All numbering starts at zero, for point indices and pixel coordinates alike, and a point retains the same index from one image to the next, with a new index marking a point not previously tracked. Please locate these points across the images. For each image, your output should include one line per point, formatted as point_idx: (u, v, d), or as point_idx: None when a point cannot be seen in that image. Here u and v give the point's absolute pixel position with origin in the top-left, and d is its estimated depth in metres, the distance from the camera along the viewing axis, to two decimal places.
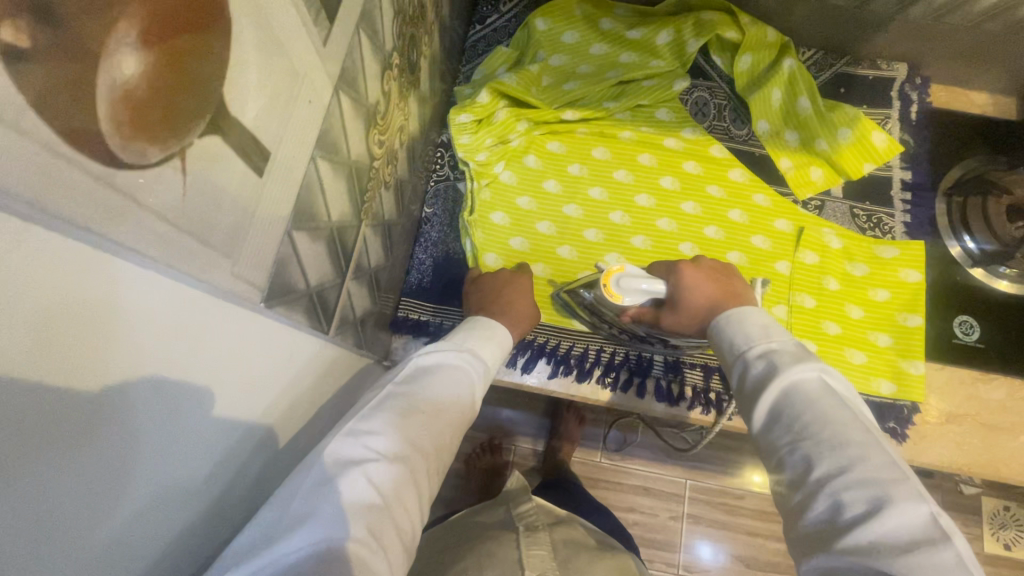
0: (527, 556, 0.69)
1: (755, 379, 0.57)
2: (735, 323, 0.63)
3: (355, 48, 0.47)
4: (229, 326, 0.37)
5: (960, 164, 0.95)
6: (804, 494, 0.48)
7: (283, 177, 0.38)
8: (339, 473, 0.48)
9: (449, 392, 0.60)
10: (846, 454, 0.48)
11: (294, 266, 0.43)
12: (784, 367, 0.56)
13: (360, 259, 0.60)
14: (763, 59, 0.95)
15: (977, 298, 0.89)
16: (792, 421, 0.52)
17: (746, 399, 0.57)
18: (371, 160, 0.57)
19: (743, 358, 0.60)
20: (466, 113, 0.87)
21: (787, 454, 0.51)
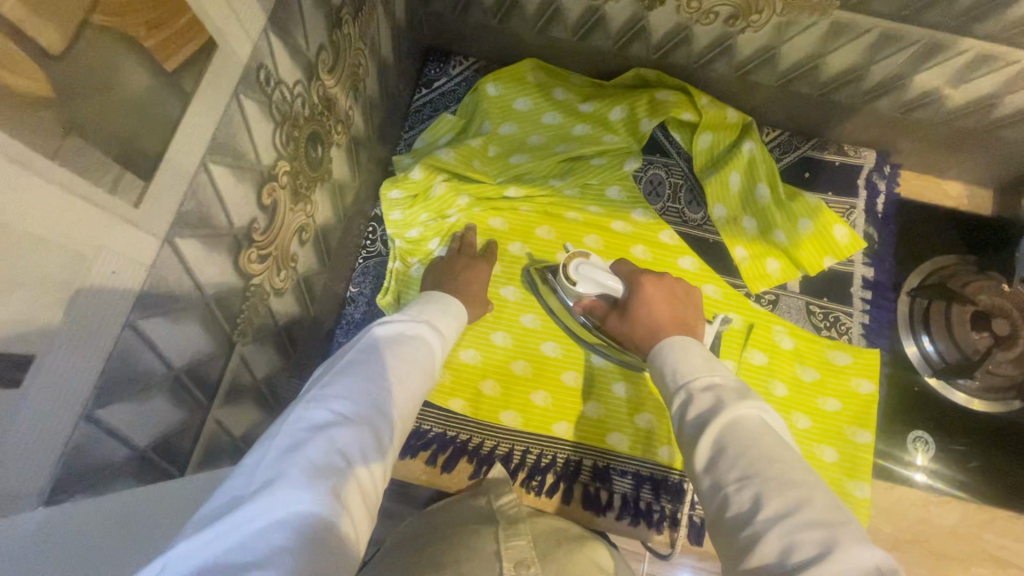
0: (505, 547, 0.56)
1: (700, 405, 0.52)
2: (672, 351, 0.60)
3: (203, 184, 0.42)
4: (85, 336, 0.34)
5: (927, 262, 0.89)
6: (752, 530, 0.41)
7: (72, 367, 0.34)
8: (301, 436, 0.43)
9: (410, 358, 0.57)
10: (794, 488, 0.42)
11: (101, 443, 0.38)
12: (728, 394, 0.52)
13: (237, 378, 0.55)
14: (723, 139, 0.90)
15: (937, 411, 0.83)
16: (739, 450, 0.46)
17: (690, 429, 0.51)
18: (248, 279, 0.52)
19: (686, 386, 0.55)
20: (398, 189, 0.83)
21: (731, 483, 0.45)
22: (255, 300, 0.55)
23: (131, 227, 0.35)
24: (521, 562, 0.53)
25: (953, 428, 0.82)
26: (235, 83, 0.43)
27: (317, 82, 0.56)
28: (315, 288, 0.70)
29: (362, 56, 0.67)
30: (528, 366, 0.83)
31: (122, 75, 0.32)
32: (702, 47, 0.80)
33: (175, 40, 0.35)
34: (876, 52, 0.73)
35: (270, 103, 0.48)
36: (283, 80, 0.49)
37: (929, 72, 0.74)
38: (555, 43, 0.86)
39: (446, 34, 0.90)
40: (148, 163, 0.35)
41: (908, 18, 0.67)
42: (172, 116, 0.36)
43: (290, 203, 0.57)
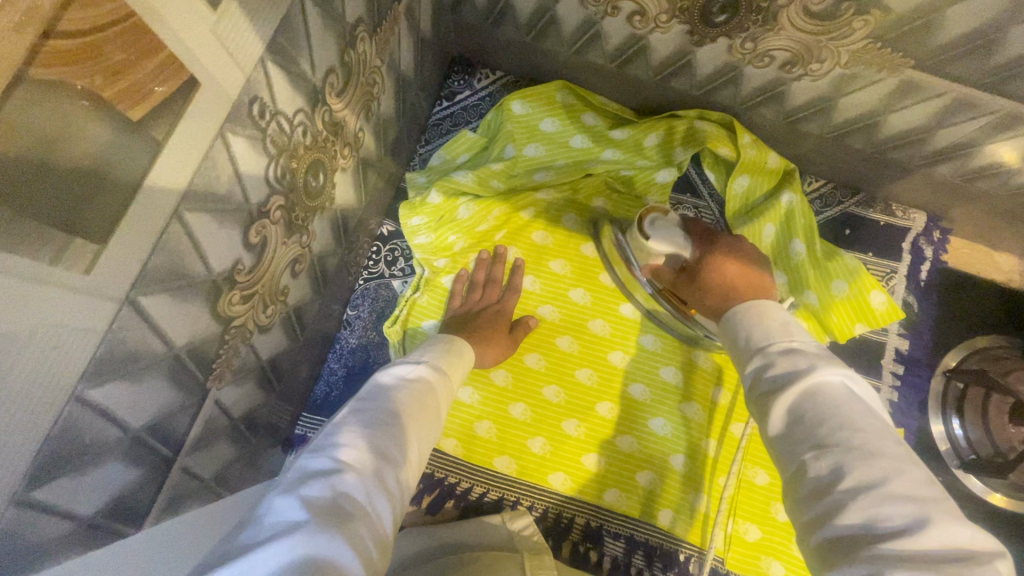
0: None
1: (837, 424, 0.42)
2: (750, 318, 0.55)
3: (177, 233, 0.37)
4: (24, 392, 0.29)
5: (968, 340, 0.82)
6: (815, 442, 0.43)
7: (6, 447, 0.29)
8: (309, 487, 0.39)
9: (416, 400, 0.53)
10: (968, 532, 0.35)
11: (37, 522, 0.34)
12: (872, 419, 0.43)
13: (210, 422, 0.51)
14: (761, 185, 0.83)
15: (962, 504, 0.77)
16: (892, 488, 0.38)
17: (811, 456, 0.42)
18: (227, 323, 0.48)
19: (817, 387, 0.45)
20: (418, 214, 0.78)
21: (806, 412, 0.45)
22: (234, 342, 0.50)
23: (80, 296, 0.31)
24: None
25: (977, 525, 0.76)
26: (222, 121, 0.37)
27: (323, 108, 0.51)
28: (307, 316, 0.66)
29: (379, 74, 0.62)
30: (528, 410, 0.78)
31: (78, 132, 0.27)
32: (750, 90, 0.73)
33: (144, 83, 0.30)
34: (948, 116, 0.66)
35: (264, 137, 0.43)
36: (281, 110, 0.44)
37: (1004, 143, 0.66)
38: (590, 68, 0.80)
39: (472, 44, 0.84)
40: (108, 223, 0.31)
41: (989, 87, 0.59)
42: (137, 171, 0.31)
43: (283, 237, 0.52)
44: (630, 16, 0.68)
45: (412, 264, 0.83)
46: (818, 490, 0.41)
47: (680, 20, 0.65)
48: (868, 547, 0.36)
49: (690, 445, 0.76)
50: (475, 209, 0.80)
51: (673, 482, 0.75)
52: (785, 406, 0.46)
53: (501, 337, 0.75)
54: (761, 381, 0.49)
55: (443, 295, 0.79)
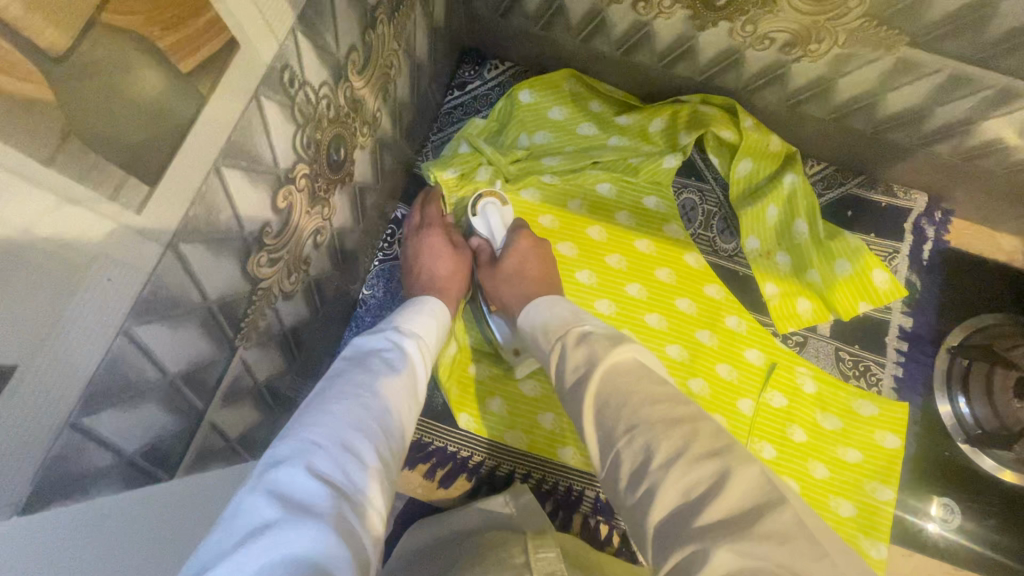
0: (534, 559, 0.53)
1: (636, 401, 0.47)
2: (549, 311, 0.62)
3: (214, 187, 0.40)
4: (78, 324, 0.32)
5: (971, 318, 0.83)
6: (626, 422, 0.46)
7: (62, 372, 0.32)
8: (284, 475, 0.39)
9: (394, 370, 0.54)
10: (759, 476, 0.40)
11: (86, 449, 0.36)
12: (665, 385, 0.49)
13: (236, 381, 0.54)
14: (763, 168, 0.86)
15: (969, 481, 0.78)
16: (693, 449, 0.42)
17: (623, 441, 0.45)
18: (255, 284, 0.50)
19: (614, 370, 0.50)
20: (450, 167, 0.83)
21: (602, 398, 0.49)
22: (261, 304, 0.53)
23: (130, 233, 0.33)
24: None
25: (984, 499, 0.77)
26: (256, 85, 0.40)
27: (345, 84, 0.54)
28: (326, 290, 0.69)
29: (396, 57, 0.65)
30: (538, 386, 0.80)
31: (134, 76, 0.30)
32: (751, 73, 0.76)
33: (194, 39, 0.33)
34: (943, 93, 0.68)
35: (293, 105, 0.46)
36: (309, 81, 0.47)
37: (999, 119, 0.68)
38: (596, 56, 0.83)
39: (484, 35, 0.87)
40: (156, 167, 0.33)
41: (982, 63, 0.62)
42: (183, 121, 0.34)
43: (307, 205, 0.55)
44: (634, 2, 0.71)
45: None
46: (638, 475, 0.43)
47: (682, 6, 0.68)
48: (690, 520, 0.38)
49: None
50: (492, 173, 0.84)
51: None
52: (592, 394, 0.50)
53: (460, 281, 0.77)
54: (569, 381, 0.53)
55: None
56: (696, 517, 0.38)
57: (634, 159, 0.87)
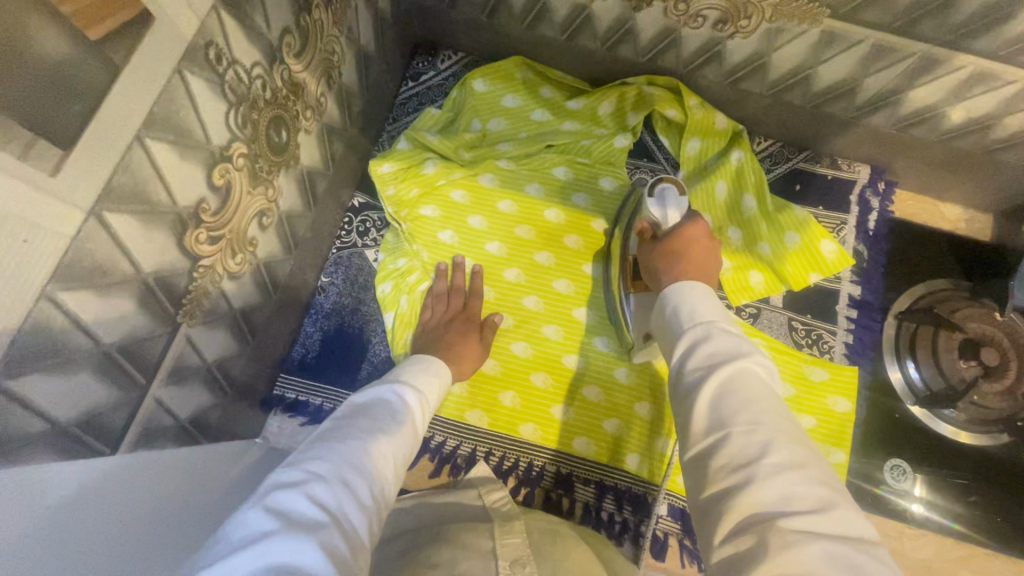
0: (500, 545, 0.54)
1: (767, 408, 0.43)
2: (696, 296, 0.54)
3: (139, 157, 0.41)
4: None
5: (918, 285, 0.86)
6: (756, 421, 0.42)
7: None
8: (277, 498, 0.40)
9: (399, 419, 0.54)
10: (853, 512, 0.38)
11: (14, 414, 0.37)
12: (782, 407, 0.45)
13: (181, 359, 0.55)
14: (712, 146, 0.88)
15: (919, 443, 0.80)
16: (809, 470, 0.39)
17: (740, 429, 0.42)
18: (195, 261, 0.52)
19: (751, 374, 0.46)
20: (388, 163, 0.84)
21: (736, 393, 0.44)
22: (204, 283, 0.54)
23: (45, 196, 0.35)
24: (516, 562, 0.51)
25: (934, 457, 0.79)
26: (179, 59, 0.42)
27: (281, 66, 0.56)
28: (279, 274, 0.70)
29: (338, 43, 0.67)
30: (497, 365, 0.81)
31: (38, 40, 0.32)
32: (690, 52, 0.78)
33: (104, 8, 0.34)
34: (871, 64, 0.70)
35: (222, 82, 0.48)
36: (239, 60, 0.49)
37: (925, 87, 0.71)
38: (543, 42, 0.85)
39: (434, 27, 0.89)
40: (71, 132, 0.35)
41: (901, 31, 0.64)
42: (98, 88, 0.36)
43: (247, 186, 0.56)
44: None
45: (384, 233, 0.86)
46: (735, 463, 0.40)
47: None
48: (777, 519, 0.36)
49: (654, 394, 0.79)
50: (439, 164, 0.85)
51: (637, 428, 0.78)
52: (721, 381, 0.45)
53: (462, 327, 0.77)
54: (701, 357, 0.48)
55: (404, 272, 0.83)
56: (788, 519, 0.36)
57: (586, 141, 0.89)
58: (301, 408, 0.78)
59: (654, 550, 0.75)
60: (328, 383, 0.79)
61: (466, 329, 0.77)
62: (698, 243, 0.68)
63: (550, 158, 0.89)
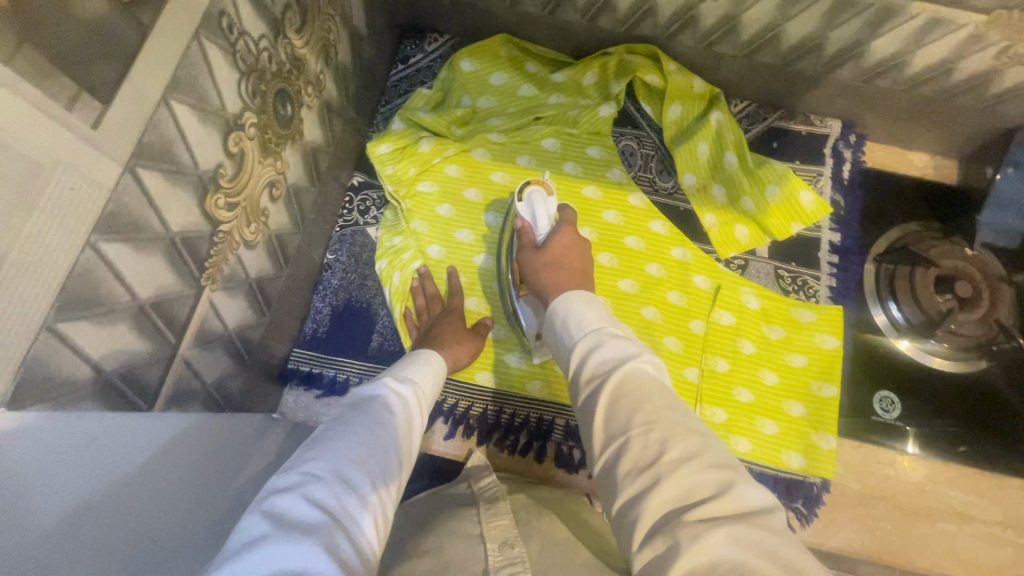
0: (487, 529, 0.56)
1: (658, 403, 0.47)
2: (582, 305, 0.60)
3: (165, 118, 0.44)
4: (46, 228, 0.36)
5: (893, 229, 0.91)
6: (649, 424, 0.46)
7: (30, 278, 0.35)
8: (277, 502, 0.42)
9: (391, 416, 0.55)
10: (758, 491, 0.42)
11: (65, 358, 0.40)
12: (672, 397, 0.50)
13: (206, 322, 0.57)
14: (692, 110, 0.93)
15: (905, 375, 0.85)
16: (704, 456, 0.43)
17: (637, 432, 0.45)
18: (216, 226, 0.54)
19: (634, 374, 0.50)
20: (386, 142, 0.87)
21: (625, 394, 0.49)
22: (224, 248, 0.57)
23: (90, 148, 0.37)
24: (505, 542, 0.53)
25: (920, 387, 0.84)
26: (196, 26, 0.45)
27: (284, 40, 0.59)
28: (289, 247, 0.72)
29: (333, 23, 0.70)
30: (502, 329, 0.84)
31: None
32: (666, 19, 0.83)
33: None
34: (833, 20, 0.75)
35: (233, 51, 0.50)
36: (247, 32, 0.52)
37: (884, 38, 0.76)
38: (525, 19, 0.89)
39: (419, 10, 0.93)
40: (107, 86, 0.38)
41: None
42: (127, 48, 0.39)
43: (258, 156, 0.59)
44: None
45: (384, 210, 0.89)
46: (640, 465, 0.44)
47: None
48: (683, 514, 0.40)
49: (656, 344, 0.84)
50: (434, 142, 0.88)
51: None
52: (614, 383, 0.50)
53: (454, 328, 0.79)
54: (591, 372, 0.53)
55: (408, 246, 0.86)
56: (692, 511, 0.40)
57: (573, 112, 0.93)
58: (316, 381, 0.80)
59: None
60: (341, 355, 0.82)
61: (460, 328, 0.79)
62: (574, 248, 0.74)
63: (540, 130, 0.92)
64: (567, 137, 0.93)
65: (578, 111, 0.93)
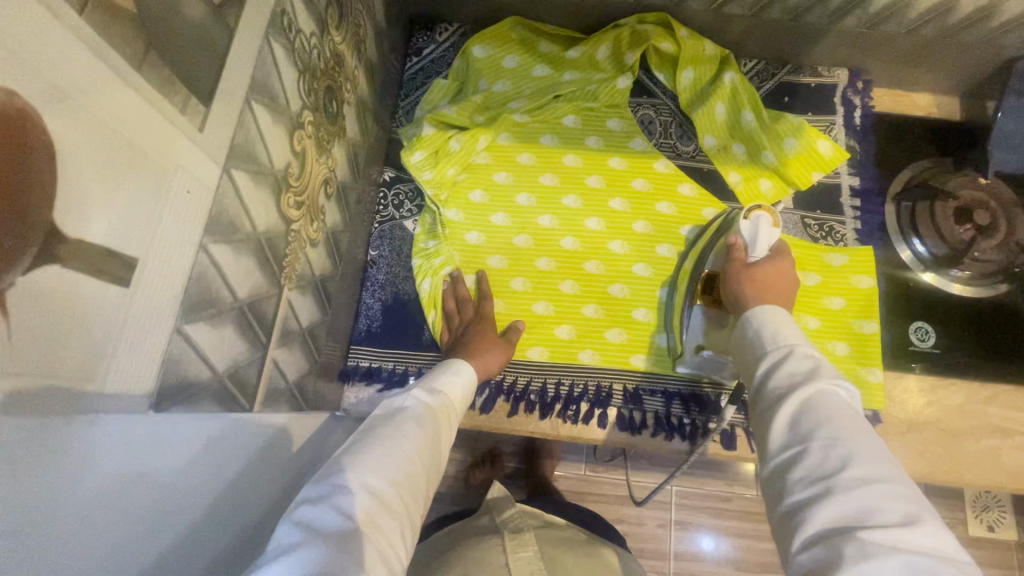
0: (513, 559, 0.70)
1: (846, 425, 0.47)
2: (783, 321, 0.59)
3: (248, 119, 0.45)
4: (170, 231, 0.36)
5: (908, 168, 0.94)
6: (841, 448, 0.46)
7: (164, 284, 0.36)
8: (309, 512, 0.45)
9: (420, 424, 0.58)
10: (949, 540, 0.41)
11: (190, 360, 0.41)
12: (867, 429, 0.48)
13: (287, 322, 0.58)
14: (705, 73, 0.95)
15: (936, 305, 0.88)
16: (891, 487, 0.43)
17: (817, 446, 0.47)
18: (289, 224, 0.55)
19: (828, 395, 0.50)
20: (419, 151, 0.87)
21: (813, 409, 0.49)
22: (296, 247, 0.58)
23: (198, 150, 0.38)
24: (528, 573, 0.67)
25: (950, 315, 0.88)
26: (266, 26, 0.46)
27: (328, 37, 0.59)
28: (341, 244, 0.74)
29: (362, 19, 0.71)
30: (549, 305, 0.86)
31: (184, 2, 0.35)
32: None
33: None
34: None
35: (294, 50, 0.51)
36: (303, 31, 0.53)
37: None
38: None
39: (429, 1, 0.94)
40: (207, 86, 0.38)
41: None
42: (220, 47, 0.39)
43: (315, 154, 0.60)
44: None
45: (418, 202, 0.90)
46: (814, 478, 0.45)
47: None
48: (855, 532, 0.41)
49: None
50: (464, 139, 0.89)
51: None
52: (801, 396, 0.50)
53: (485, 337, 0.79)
54: (774, 381, 0.54)
55: (448, 236, 0.88)
56: (869, 532, 0.41)
57: (590, 87, 0.94)
58: (377, 374, 0.82)
59: (725, 441, 0.82)
60: (396, 348, 0.84)
61: (490, 333, 0.80)
62: (782, 273, 0.73)
63: (560, 107, 0.94)
64: (587, 112, 0.95)
65: (595, 85, 0.95)
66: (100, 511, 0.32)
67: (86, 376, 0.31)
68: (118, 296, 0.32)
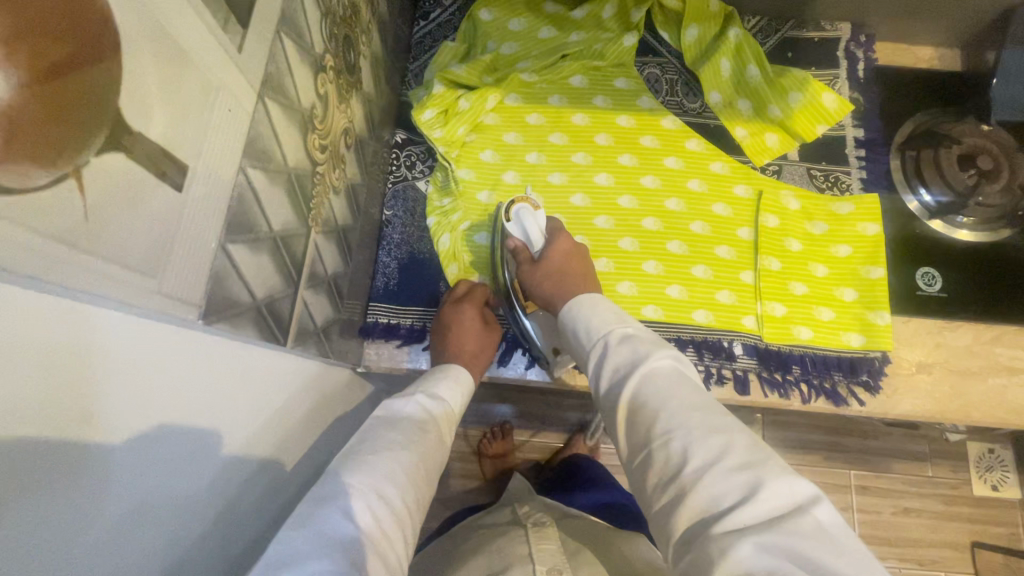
0: (536, 550, 0.69)
1: (673, 407, 0.50)
2: (590, 309, 0.64)
3: (279, 51, 0.46)
4: (217, 152, 0.38)
5: (911, 119, 0.96)
6: (679, 439, 0.47)
7: (209, 208, 0.38)
8: (321, 512, 0.45)
9: (423, 435, 0.59)
10: (789, 484, 0.43)
11: (233, 279, 0.42)
12: (699, 395, 0.52)
13: (314, 266, 0.60)
14: (709, 30, 0.96)
15: (943, 252, 0.90)
16: (724, 460, 0.45)
17: (659, 442, 0.48)
18: (314, 165, 0.56)
19: (650, 373, 0.54)
20: (430, 108, 0.88)
21: (647, 402, 0.52)
22: (321, 189, 0.59)
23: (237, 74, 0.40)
24: (552, 566, 0.66)
25: (956, 260, 0.90)
26: None
27: None
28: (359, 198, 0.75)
29: None
30: None
31: None
32: None
33: None
34: None
35: None
36: None
37: None
38: None
39: None
40: (244, 7, 0.40)
41: None
42: None
43: (336, 101, 0.61)
44: None
45: (430, 163, 0.92)
46: (665, 477, 0.47)
47: None
48: (711, 524, 0.42)
49: (709, 255, 0.88)
50: (473, 98, 0.89)
51: (696, 286, 0.86)
52: (631, 392, 0.54)
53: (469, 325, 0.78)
54: (609, 383, 0.57)
55: (460, 195, 0.89)
56: (718, 522, 0.41)
57: (597, 45, 0.95)
58: (395, 331, 0.83)
59: (738, 387, 0.84)
60: (413, 305, 0.85)
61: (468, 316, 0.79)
62: (573, 256, 0.75)
63: (568, 66, 0.95)
64: (595, 71, 0.96)
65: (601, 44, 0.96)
66: (126, 479, 0.34)
67: (153, 274, 0.32)
68: (172, 201, 0.33)
